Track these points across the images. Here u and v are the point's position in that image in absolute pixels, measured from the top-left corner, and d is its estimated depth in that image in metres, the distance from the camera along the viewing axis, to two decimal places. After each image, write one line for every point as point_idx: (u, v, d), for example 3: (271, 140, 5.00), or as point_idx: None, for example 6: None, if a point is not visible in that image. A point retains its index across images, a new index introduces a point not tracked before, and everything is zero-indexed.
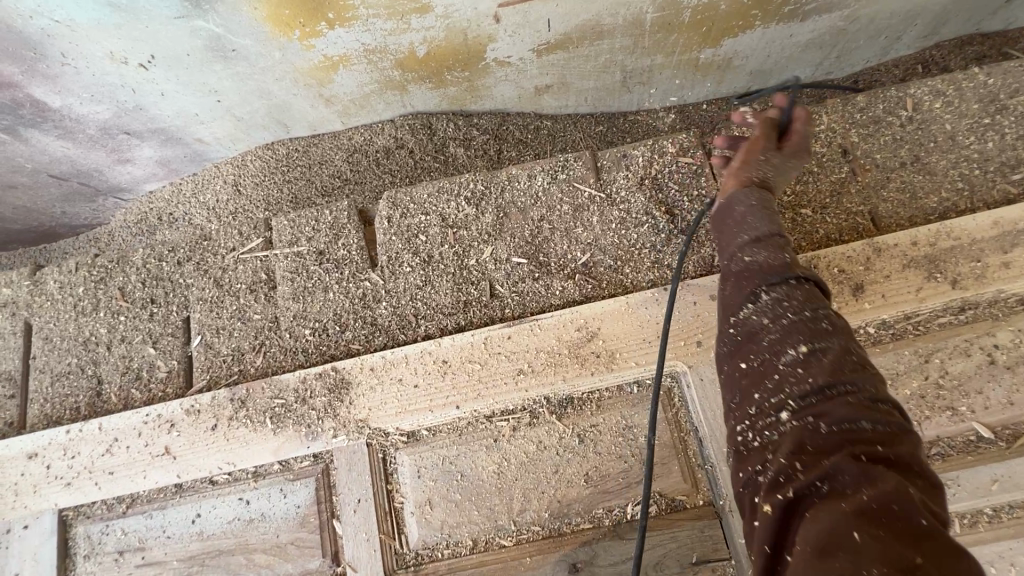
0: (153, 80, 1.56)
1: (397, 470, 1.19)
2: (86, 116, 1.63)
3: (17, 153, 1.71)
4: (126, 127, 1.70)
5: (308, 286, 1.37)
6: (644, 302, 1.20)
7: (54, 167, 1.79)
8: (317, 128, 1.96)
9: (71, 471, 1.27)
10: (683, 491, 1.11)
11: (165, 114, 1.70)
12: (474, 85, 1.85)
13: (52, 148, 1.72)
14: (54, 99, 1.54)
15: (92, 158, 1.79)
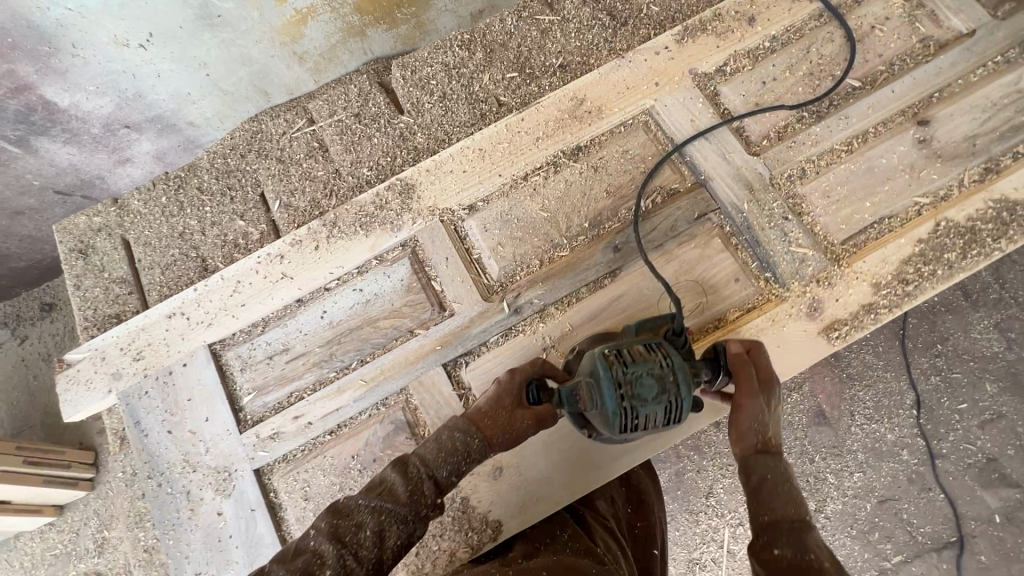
0: (151, 60, 1.80)
1: (468, 233, 1.56)
2: (90, 112, 1.87)
3: (30, 169, 1.99)
4: (124, 119, 1.94)
5: (355, 140, 1.72)
6: (612, 69, 1.64)
7: (63, 178, 2.06)
8: (294, 91, 2.11)
9: (209, 315, 1.54)
10: (675, 179, 1.54)
11: (161, 98, 1.92)
12: (421, 20, 2.09)
13: (57, 157, 1.99)
14: (62, 96, 1.79)
15: (97, 161, 2.04)
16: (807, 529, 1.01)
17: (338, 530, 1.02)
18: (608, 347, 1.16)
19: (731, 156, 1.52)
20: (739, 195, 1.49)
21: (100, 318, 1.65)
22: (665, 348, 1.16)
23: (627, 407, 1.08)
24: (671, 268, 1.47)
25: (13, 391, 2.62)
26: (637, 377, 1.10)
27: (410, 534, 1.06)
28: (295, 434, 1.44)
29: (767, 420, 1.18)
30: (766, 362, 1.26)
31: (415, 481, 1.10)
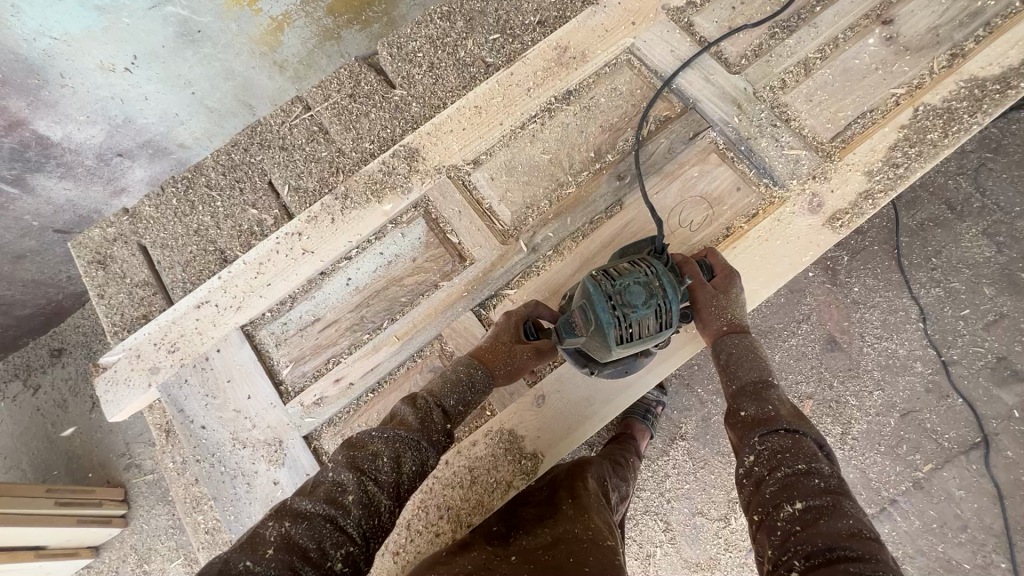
0: (138, 83, 1.74)
1: (476, 185, 1.62)
2: (82, 144, 1.84)
3: (29, 209, 2.00)
4: (116, 148, 1.90)
5: (352, 118, 1.77)
6: (590, 15, 1.70)
7: (61, 215, 2.08)
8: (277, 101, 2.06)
9: (236, 298, 1.57)
10: (665, 107, 1.62)
11: (150, 122, 1.88)
12: (391, 18, 2.03)
13: (54, 194, 1.98)
14: (55, 130, 1.75)
15: (93, 193, 2.04)
16: (774, 401, 1.12)
17: (356, 460, 0.93)
18: (596, 270, 1.27)
19: (714, 78, 1.60)
20: (729, 111, 1.56)
21: (129, 322, 1.68)
22: (646, 262, 1.28)
23: (622, 314, 1.19)
24: (676, 188, 1.54)
25: (39, 437, 2.64)
26: (626, 286, 1.21)
27: (426, 460, 0.99)
28: (339, 396, 1.49)
29: (728, 303, 1.34)
30: (720, 261, 1.40)
31: (427, 409, 1.07)
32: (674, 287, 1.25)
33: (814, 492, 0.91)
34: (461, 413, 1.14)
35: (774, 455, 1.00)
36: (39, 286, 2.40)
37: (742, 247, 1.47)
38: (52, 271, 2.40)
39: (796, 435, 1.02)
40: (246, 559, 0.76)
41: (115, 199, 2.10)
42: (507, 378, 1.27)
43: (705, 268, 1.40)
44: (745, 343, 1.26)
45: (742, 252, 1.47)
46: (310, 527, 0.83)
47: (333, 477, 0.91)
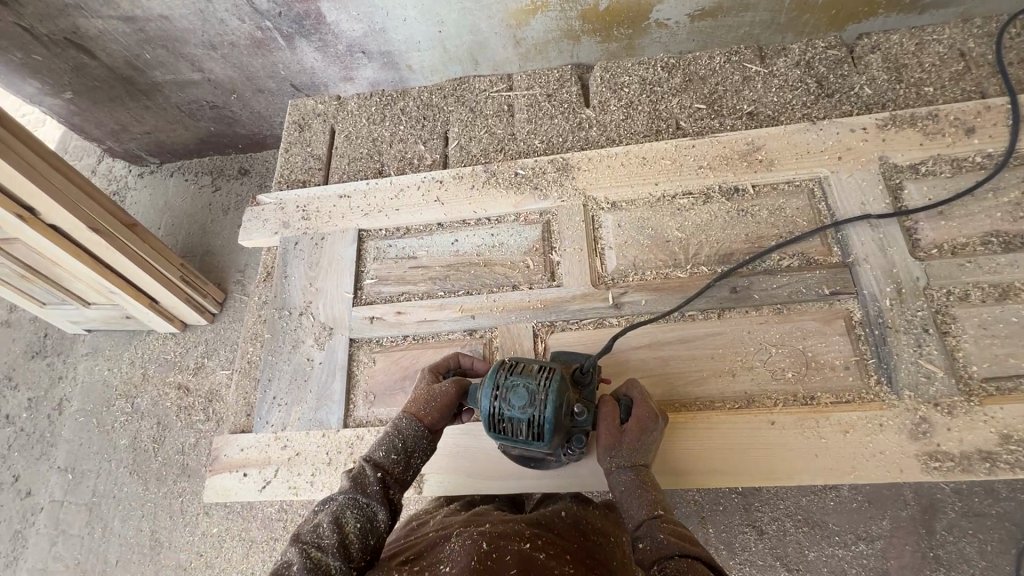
0: (404, 5, 2.04)
1: (601, 225, 1.67)
2: (343, 32, 2.21)
3: (282, 61, 2.47)
4: (364, 46, 2.26)
5: (540, 114, 1.92)
6: (800, 130, 1.65)
7: (301, 76, 2.53)
8: (499, 69, 2.28)
9: (370, 206, 1.82)
10: (820, 251, 1.52)
11: (397, 38, 2.20)
12: (633, 44, 2.11)
13: (302, 59, 2.42)
14: (331, 13, 2.13)
15: (330, 72, 2.44)
16: (663, 532, 1.13)
17: (304, 536, 1.17)
18: (510, 359, 1.35)
19: (890, 252, 1.46)
20: (884, 290, 1.43)
21: (290, 179, 2.02)
22: (554, 372, 1.29)
23: (497, 408, 1.27)
24: (782, 329, 1.45)
25: (196, 225, 3.29)
26: (514, 386, 1.27)
27: (370, 516, 1.21)
28: (391, 326, 1.65)
29: (634, 449, 1.27)
30: (642, 403, 1.33)
31: (360, 477, 1.27)
32: (561, 407, 1.25)
33: None
34: (397, 463, 1.30)
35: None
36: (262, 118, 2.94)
37: (814, 422, 1.34)
38: (273, 111, 2.88)
39: (692, 562, 1.04)
40: None
41: (343, 83, 2.49)
42: (437, 414, 1.36)
43: (626, 406, 1.34)
44: (635, 492, 1.21)
45: (811, 427, 1.34)
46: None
47: (284, 552, 1.15)
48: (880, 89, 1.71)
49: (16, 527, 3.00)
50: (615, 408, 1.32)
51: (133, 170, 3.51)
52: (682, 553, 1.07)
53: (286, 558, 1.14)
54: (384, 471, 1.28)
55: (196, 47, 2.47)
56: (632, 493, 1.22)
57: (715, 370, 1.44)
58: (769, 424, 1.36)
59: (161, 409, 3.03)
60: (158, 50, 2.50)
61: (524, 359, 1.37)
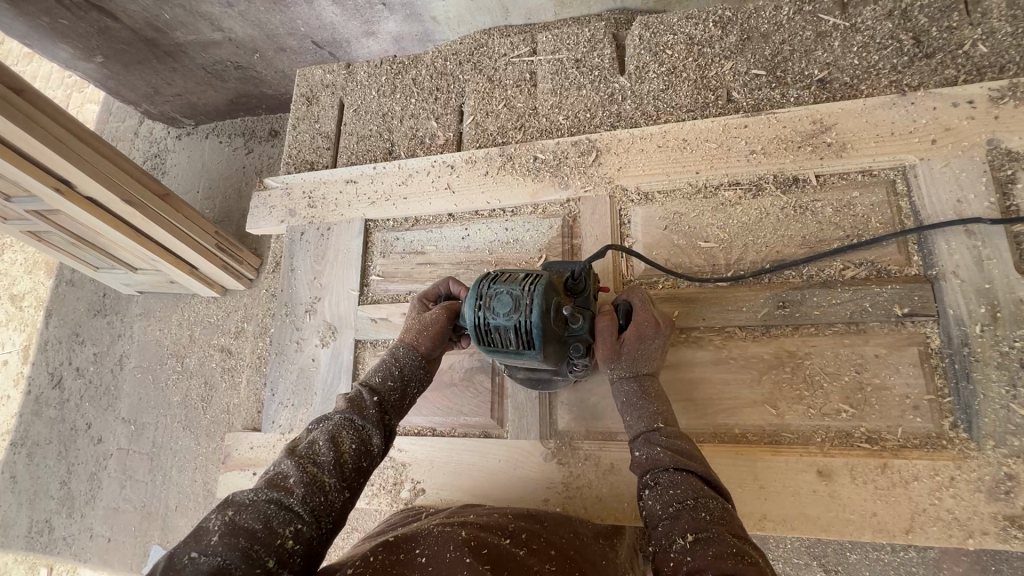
0: None
1: (629, 221, 1.46)
2: None
3: (295, 17, 2.28)
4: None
5: (566, 84, 1.67)
6: (884, 106, 1.33)
7: (322, 32, 2.32)
8: (532, 17, 1.98)
9: (377, 194, 1.68)
10: (897, 261, 1.25)
11: None
12: None
13: (313, 15, 2.23)
14: None
15: (350, 26, 2.22)
16: (662, 444, 1.06)
17: (297, 450, 1.04)
18: (493, 269, 1.12)
19: (988, 266, 1.18)
20: (975, 313, 1.17)
21: (298, 160, 1.89)
22: (541, 275, 1.06)
23: (480, 320, 1.05)
24: (838, 356, 1.23)
25: (231, 187, 3.23)
26: (498, 292, 1.04)
27: (367, 439, 1.08)
28: (397, 327, 1.55)
29: (634, 358, 1.16)
30: (642, 309, 1.20)
31: (354, 399, 1.15)
32: (550, 311, 1.01)
33: (713, 536, 0.87)
34: (394, 390, 1.18)
35: (667, 493, 0.98)
36: (286, 78, 2.79)
37: (868, 471, 1.15)
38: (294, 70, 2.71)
39: (688, 471, 1.00)
40: (191, 551, 0.84)
41: (364, 38, 2.27)
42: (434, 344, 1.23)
43: (623, 313, 1.22)
44: (635, 401, 1.13)
45: (864, 477, 1.15)
46: (255, 508, 0.92)
47: (276, 465, 1.02)
48: (998, 46, 1.34)
49: (92, 470, 3.27)
50: (612, 317, 1.20)
51: (165, 134, 3.49)
52: (678, 466, 1.01)
53: (278, 472, 1.01)
54: (382, 397, 1.15)
55: (211, 5, 2.32)
56: (631, 403, 1.14)
57: (752, 399, 1.26)
58: (820, 474, 1.18)
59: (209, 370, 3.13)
60: (176, 9, 2.38)
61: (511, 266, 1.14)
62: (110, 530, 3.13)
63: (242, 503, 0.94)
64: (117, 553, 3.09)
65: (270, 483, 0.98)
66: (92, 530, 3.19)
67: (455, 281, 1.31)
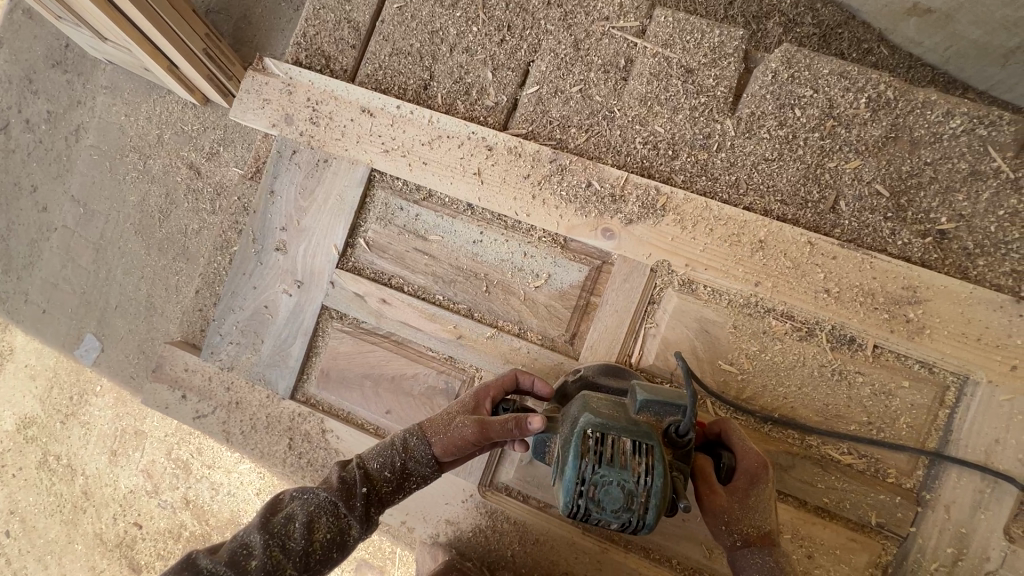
0: None
1: (657, 305, 1.28)
2: None
3: None
4: None
5: (661, 96, 1.33)
6: (988, 303, 1.14)
7: None
8: None
9: (394, 143, 1.39)
10: (899, 469, 1.18)
11: None
12: None
13: None
14: None
15: None
16: None
17: (270, 521, 1.01)
18: (593, 427, 0.94)
19: (979, 516, 1.13)
20: (938, 552, 1.14)
21: (314, 46, 1.51)
22: (653, 457, 0.91)
23: (580, 506, 0.92)
24: (791, 533, 1.21)
25: None
26: (606, 484, 0.89)
27: (344, 529, 1.03)
28: (370, 311, 1.39)
29: (746, 512, 1.03)
30: (742, 452, 1.06)
31: (347, 478, 1.07)
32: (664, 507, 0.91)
33: None
34: (387, 482, 1.07)
35: None
36: None
37: None
38: None
39: None
40: None
41: None
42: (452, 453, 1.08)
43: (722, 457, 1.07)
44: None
45: None
46: None
47: (245, 533, 0.99)
48: None
49: (31, 238, 2.24)
50: (708, 461, 1.07)
51: None
52: None
53: (244, 539, 0.99)
54: (372, 483, 1.06)
55: None
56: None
57: (693, 536, 1.24)
58: None
59: (174, 181, 2.10)
60: None
61: (610, 421, 0.96)
62: (43, 301, 2.21)
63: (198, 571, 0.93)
64: (48, 328, 2.21)
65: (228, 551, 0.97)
66: (26, 295, 2.25)
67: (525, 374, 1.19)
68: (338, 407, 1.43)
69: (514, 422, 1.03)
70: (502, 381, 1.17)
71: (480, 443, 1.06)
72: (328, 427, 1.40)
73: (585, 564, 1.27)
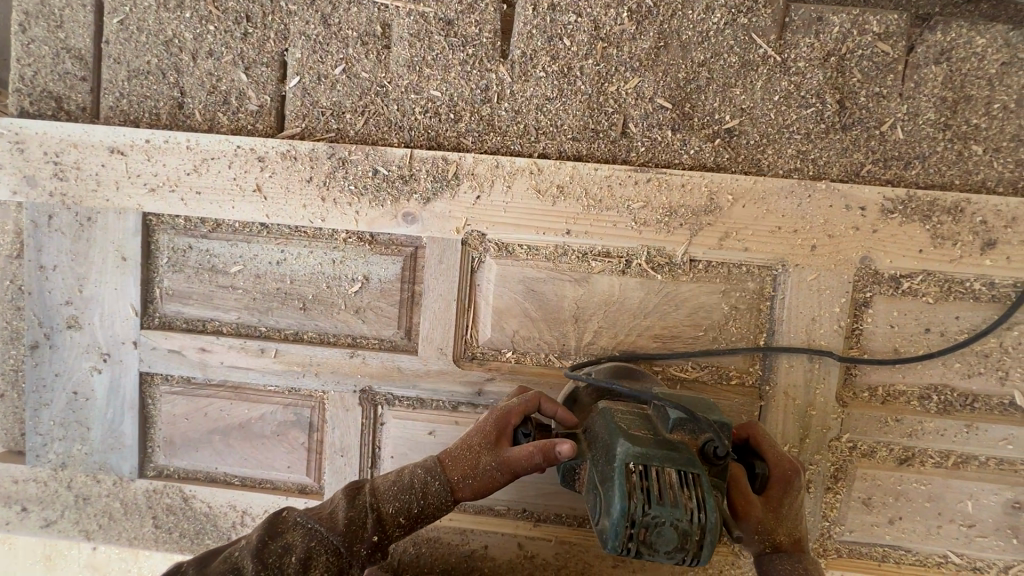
0: None
1: (480, 276, 1.23)
2: None
3: None
4: None
5: (429, 57, 1.23)
6: (779, 191, 1.16)
7: None
8: None
9: (157, 180, 1.24)
10: (738, 369, 1.22)
11: None
12: None
13: None
14: None
15: None
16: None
17: (267, 546, 0.88)
18: (636, 461, 0.83)
19: (814, 390, 1.19)
20: (787, 434, 1.20)
21: (39, 88, 1.30)
22: (702, 489, 0.82)
23: (629, 549, 0.81)
24: None
25: None
26: (660, 525, 0.79)
27: (343, 568, 0.90)
28: (192, 364, 1.28)
29: (779, 521, 0.95)
30: (778, 459, 0.99)
31: (354, 515, 0.92)
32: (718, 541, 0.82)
33: None
34: (400, 527, 0.94)
35: None
36: None
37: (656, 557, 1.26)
38: None
39: None
40: None
41: None
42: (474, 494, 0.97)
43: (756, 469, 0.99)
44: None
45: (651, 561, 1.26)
46: None
47: (241, 556, 0.87)
48: (914, 134, 1.18)
49: None
50: (741, 471, 0.98)
51: None
52: None
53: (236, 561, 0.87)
54: (383, 529, 0.93)
55: None
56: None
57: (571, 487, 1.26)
58: (617, 564, 1.27)
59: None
60: None
61: (652, 451, 0.85)
62: None
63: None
64: None
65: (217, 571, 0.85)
66: None
67: (550, 403, 1.06)
68: (193, 470, 1.33)
69: (541, 454, 0.93)
70: (522, 405, 1.04)
71: (508, 482, 0.96)
72: (188, 493, 1.31)
73: (480, 545, 1.28)
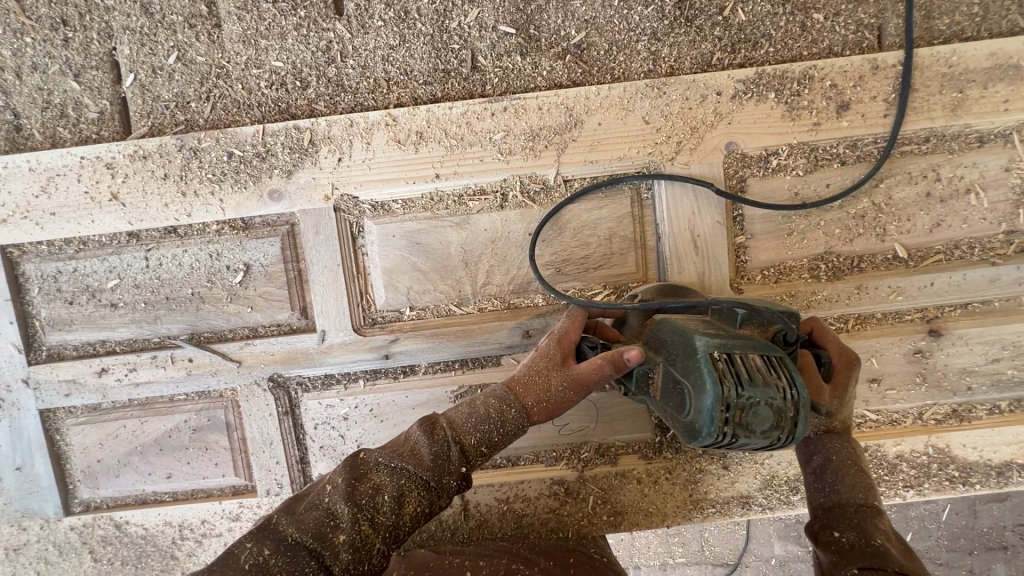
0: None
1: (364, 240, 1.21)
2: None
3: None
4: None
5: (261, 28, 1.19)
6: (635, 95, 1.15)
7: None
8: None
9: (6, 208, 1.18)
10: (635, 278, 1.23)
11: None
12: None
13: None
14: None
15: None
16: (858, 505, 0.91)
17: (356, 489, 0.84)
18: (719, 349, 0.86)
19: (710, 283, 1.20)
20: None
21: None
22: (789, 370, 0.86)
23: (723, 438, 0.83)
24: None
25: None
26: (754, 405, 0.82)
27: (436, 501, 0.87)
28: (91, 390, 1.24)
29: (842, 405, 0.98)
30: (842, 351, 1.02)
31: (439, 447, 0.90)
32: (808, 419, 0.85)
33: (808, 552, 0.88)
34: (485, 454, 0.93)
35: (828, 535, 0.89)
36: None
37: (596, 480, 1.27)
38: None
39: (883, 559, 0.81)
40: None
41: None
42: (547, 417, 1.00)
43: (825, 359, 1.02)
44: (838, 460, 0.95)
45: (593, 485, 1.27)
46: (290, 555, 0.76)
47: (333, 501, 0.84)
48: (756, 13, 1.17)
49: None
50: (810, 359, 1.00)
51: None
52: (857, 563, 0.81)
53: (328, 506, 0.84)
54: (469, 460, 0.91)
55: None
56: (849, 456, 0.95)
57: None
58: (561, 494, 1.27)
59: None
60: None
61: (732, 340, 0.89)
62: None
63: (285, 539, 0.78)
64: None
65: (314, 517, 0.81)
66: None
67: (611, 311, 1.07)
68: (122, 497, 1.30)
69: (610, 366, 0.96)
70: (577, 324, 1.07)
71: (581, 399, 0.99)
72: (119, 520, 1.29)
73: None
